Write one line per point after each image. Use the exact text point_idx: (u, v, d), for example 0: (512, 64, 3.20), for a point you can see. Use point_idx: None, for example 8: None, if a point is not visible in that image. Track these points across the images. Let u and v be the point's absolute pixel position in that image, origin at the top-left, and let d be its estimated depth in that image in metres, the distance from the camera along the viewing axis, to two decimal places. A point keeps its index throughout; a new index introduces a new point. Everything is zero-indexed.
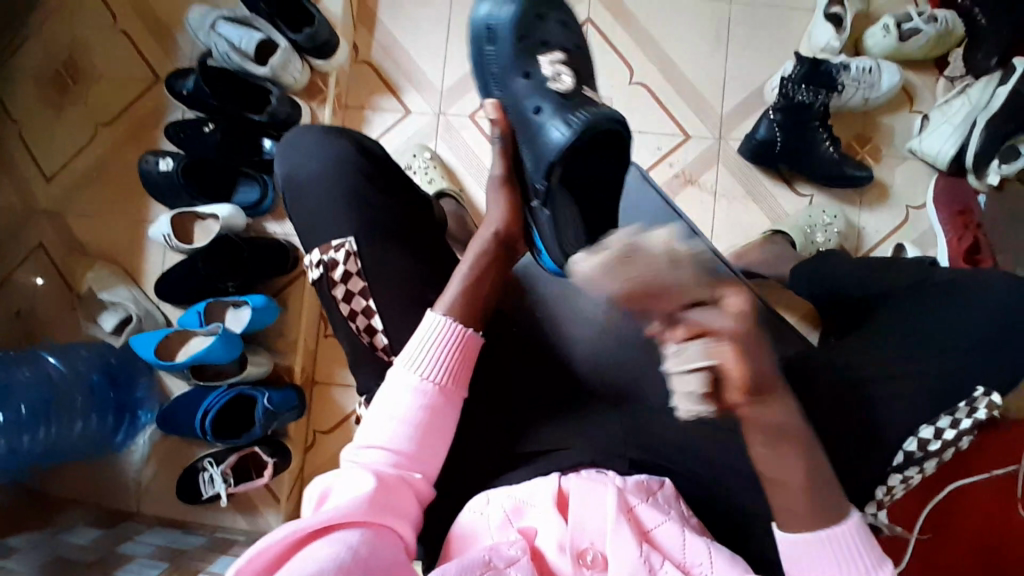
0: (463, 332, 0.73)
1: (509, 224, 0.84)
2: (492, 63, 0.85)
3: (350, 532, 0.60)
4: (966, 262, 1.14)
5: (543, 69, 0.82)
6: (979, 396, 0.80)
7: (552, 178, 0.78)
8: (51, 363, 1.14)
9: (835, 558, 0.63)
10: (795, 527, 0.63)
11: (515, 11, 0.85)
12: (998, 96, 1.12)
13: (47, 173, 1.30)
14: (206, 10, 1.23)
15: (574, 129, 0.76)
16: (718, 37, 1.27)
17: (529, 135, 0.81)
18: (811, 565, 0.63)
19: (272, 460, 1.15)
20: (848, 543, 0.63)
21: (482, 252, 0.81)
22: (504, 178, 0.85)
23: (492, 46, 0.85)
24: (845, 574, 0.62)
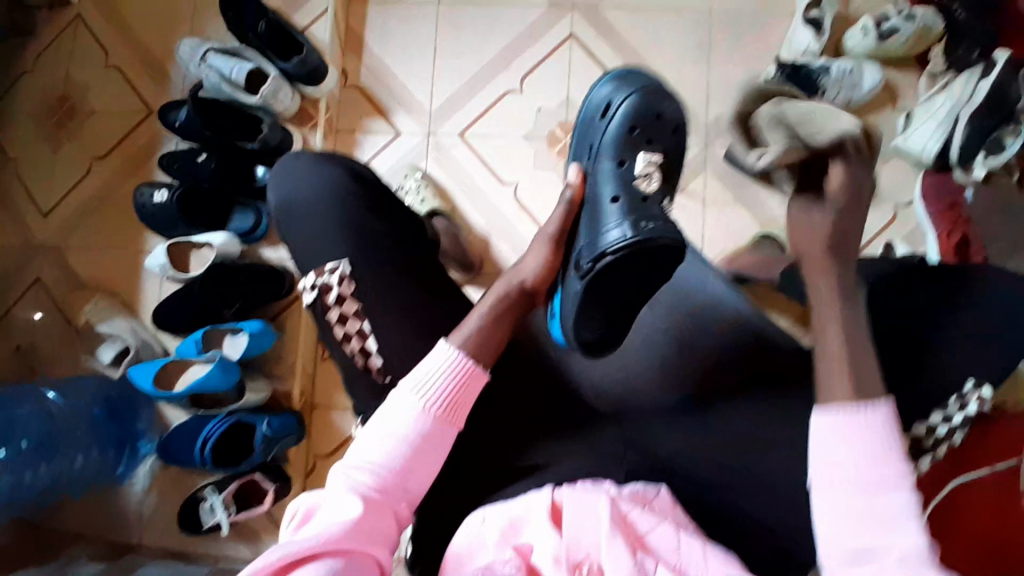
0: (471, 366, 0.73)
1: (539, 279, 0.80)
2: (595, 137, 0.81)
3: (332, 558, 0.60)
4: (955, 257, 1.13)
5: (636, 163, 0.78)
6: (970, 389, 0.81)
7: (597, 264, 0.72)
8: (51, 399, 1.15)
9: (860, 440, 0.59)
10: (830, 404, 0.62)
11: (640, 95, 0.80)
12: (980, 90, 1.12)
13: (44, 209, 1.32)
14: (197, 43, 1.26)
15: (637, 234, 0.70)
16: (700, 46, 1.29)
17: (593, 220, 0.77)
18: (836, 444, 0.60)
19: (274, 486, 1.16)
20: (877, 429, 0.60)
21: (505, 292, 0.79)
22: (555, 239, 0.81)
23: (601, 121, 0.81)
24: (869, 457, 0.59)
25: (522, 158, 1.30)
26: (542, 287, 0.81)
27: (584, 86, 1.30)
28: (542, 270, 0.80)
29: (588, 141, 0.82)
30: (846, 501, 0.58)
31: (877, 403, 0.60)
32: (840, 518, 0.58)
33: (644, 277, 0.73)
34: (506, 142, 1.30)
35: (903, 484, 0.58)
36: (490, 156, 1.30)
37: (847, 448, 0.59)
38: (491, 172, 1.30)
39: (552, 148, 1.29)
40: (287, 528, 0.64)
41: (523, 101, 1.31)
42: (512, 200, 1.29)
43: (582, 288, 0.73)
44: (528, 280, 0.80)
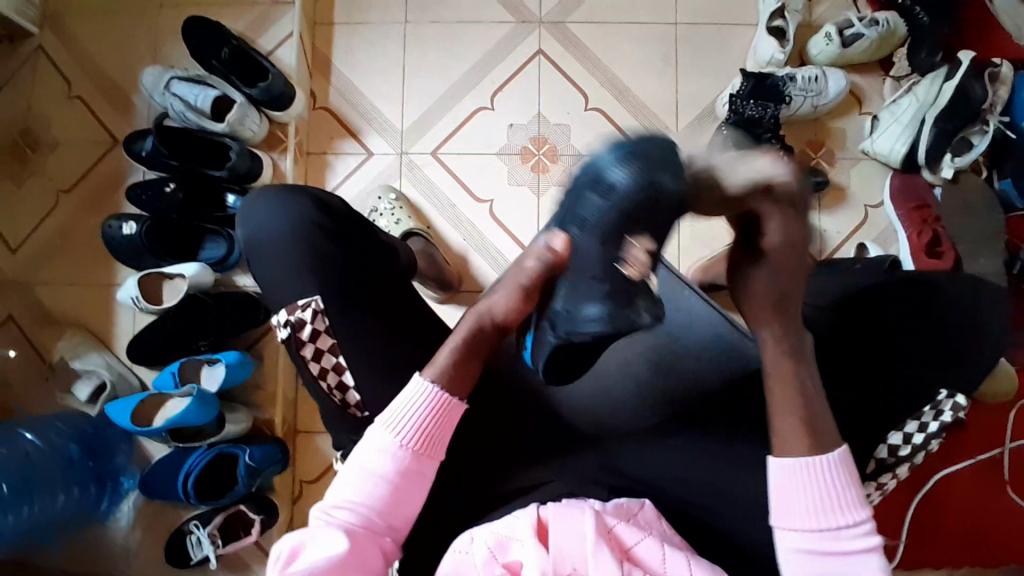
0: (446, 398, 0.71)
1: (510, 318, 0.76)
2: (585, 207, 0.65)
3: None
4: (928, 257, 1.16)
5: (630, 251, 0.63)
6: (944, 399, 0.87)
7: (571, 337, 0.66)
8: (26, 440, 1.12)
9: (818, 485, 0.63)
10: (789, 454, 0.64)
11: (642, 175, 0.62)
12: (945, 92, 1.14)
13: (10, 244, 1.30)
14: (159, 72, 1.25)
15: (613, 323, 0.62)
16: (666, 58, 1.30)
17: (571, 291, 0.66)
18: (798, 494, 0.63)
19: (259, 517, 1.14)
20: (833, 473, 0.63)
21: (477, 321, 0.76)
22: (528, 288, 0.73)
23: (597, 195, 0.64)
24: (830, 501, 0.63)
25: (494, 176, 1.29)
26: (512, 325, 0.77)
27: (554, 101, 1.30)
28: (511, 314, 0.75)
29: (575, 206, 0.67)
30: (807, 546, 0.63)
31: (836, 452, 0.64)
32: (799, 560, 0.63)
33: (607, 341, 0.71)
34: (477, 160, 1.30)
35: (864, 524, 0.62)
36: (463, 174, 1.30)
37: (804, 499, 0.63)
38: (465, 190, 1.30)
39: (524, 164, 1.29)
40: (271, 568, 0.64)
41: (494, 119, 1.31)
42: (488, 217, 1.29)
43: (553, 344, 0.67)
44: (497, 316, 0.76)
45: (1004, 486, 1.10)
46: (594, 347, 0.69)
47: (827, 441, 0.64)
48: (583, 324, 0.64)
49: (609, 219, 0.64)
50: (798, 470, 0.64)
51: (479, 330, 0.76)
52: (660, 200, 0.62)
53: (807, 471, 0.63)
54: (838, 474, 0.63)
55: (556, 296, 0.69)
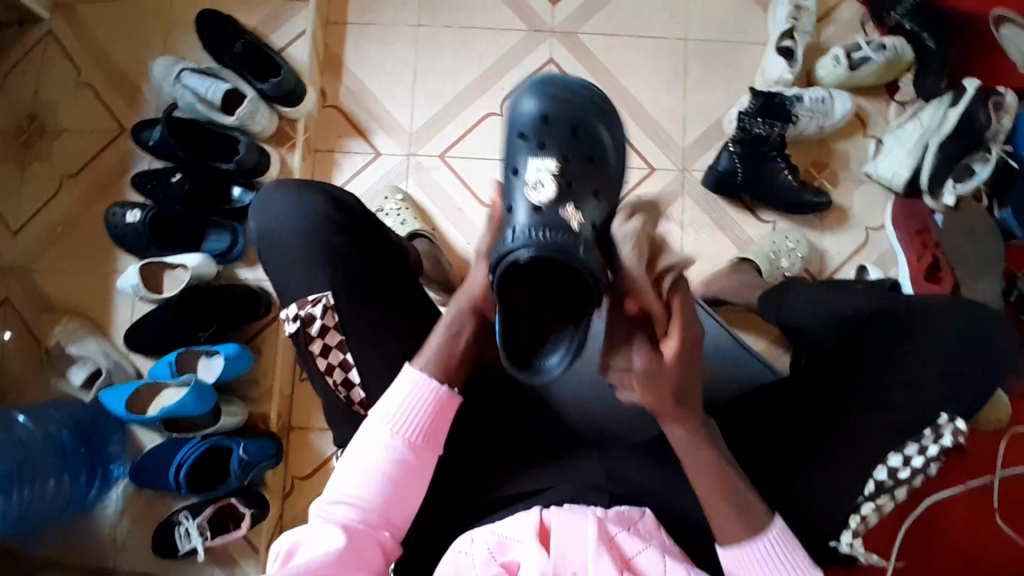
0: (442, 393, 0.72)
1: (482, 294, 0.72)
2: (512, 150, 0.73)
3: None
4: (927, 280, 1.16)
5: (530, 174, 0.70)
6: (944, 422, 0.81)
7: (497, 271, 0.64)
8: (20, 424, 1.13)
9: (770, 565, 0.68)
10: (728, 538, 0.69)
11: (551, 101, 0.75)
12: (949, 119, 1.15)
13: (13, 227, 1.29)
14: (171, 62, 1.26)
15: (532, 242, 0.62)
16: (675, 73, 1.31)
17: (500, 229, 0.68)
18: (748, 572, 0.69)
19: (249, 511, 1.13)
20: (782, 547, 0.69)
21: (457, 304, 0.73)
22: (483, 250, 0.70)
23: (517, 135, 0.74)
24: (782, 571, 0.68)
25: (501, 181, 1.30)
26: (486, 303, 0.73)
27: None
28: (484, 288, 0.72)
29: (508, 155, 0.75)
30: None
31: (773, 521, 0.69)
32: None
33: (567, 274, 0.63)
34: (484, 165, 1.31)
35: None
36: (469, 177, 1.31)
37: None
38: (471, 194, 1.30)
39: None
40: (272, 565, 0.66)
41: (502, 125, 1.31)
42: None
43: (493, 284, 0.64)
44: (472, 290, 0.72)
45: (992, 512, 1.11)
46: (534, 297, 0.64)
47: (760, 520, 0.69)
48: (508, 244, 0.64)
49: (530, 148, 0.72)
50: (743, 553, 0.69)
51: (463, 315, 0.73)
52: (574, 126, 0.74)
53: (754, 550, 0.68)
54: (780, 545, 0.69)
55: (502, 235, 0.65)
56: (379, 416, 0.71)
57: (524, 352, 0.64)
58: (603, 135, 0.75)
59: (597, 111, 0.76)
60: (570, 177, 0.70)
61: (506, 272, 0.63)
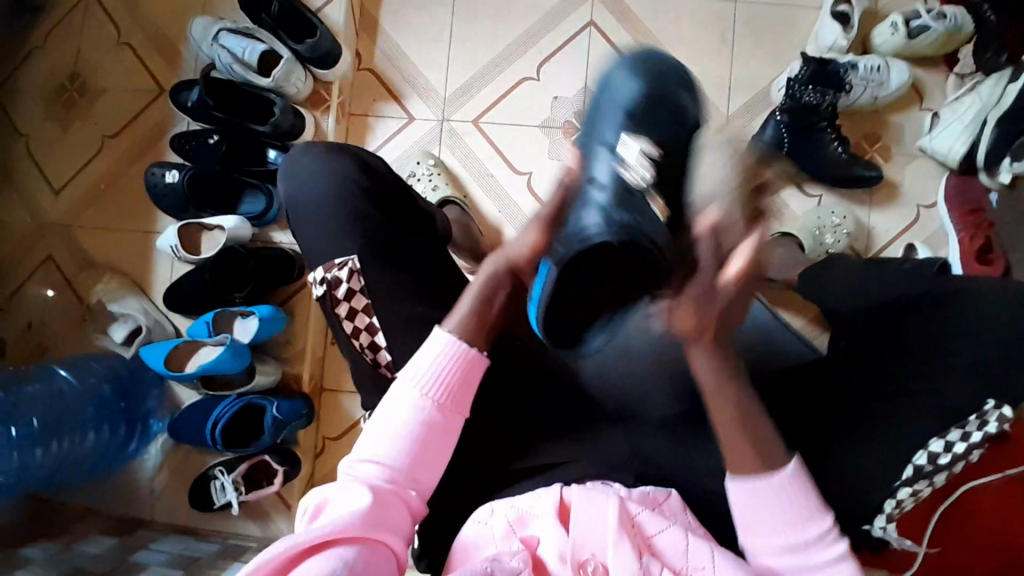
0: (470, 352, 0.73)
1: (523, 256, 0.74)
2: (596, 117, 0.74)
3: (344, 546, 0.61)
4: (978, 262, 1.11)
5: (627, 153, 0.68)
6: (991, 409, 0.79)
7: (567, 252, 0.62)
8: (61, 377, 1.15)
9: (778, 499, 0.66)
10: (743, 476, 0.67)
11: (647, 78, 0.74)
12: (1010, 93, 1.08)
13: (55, 187, 1.32)
14: (209, 23, 1.25)
15: (610, 226, 0.61)
16: (721, 38, 1.26)
17: (574, 203, 0.67)
18: (754, 510, 0.67)
19: (282, 468, 1.17)
20: (788, 487, 0.66)
21: (494, 270, 0.77)
22: (545, 220, 0.71)
23: (608, 101, 0.74)
24: (792, 514, 0.66)
25: (536, 148, 1.28)
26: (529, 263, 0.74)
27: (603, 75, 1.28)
28: (528, 251, 0.73)
29: (589, 120, 0.74)
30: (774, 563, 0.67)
31: (789, 465, 0.67)
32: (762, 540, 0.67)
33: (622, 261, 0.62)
34: (520, 131, 1.28)
35: (825, 535, 0.66)
36: (503, 144, 1.29)
37: (768, 516, 0.66)
38: (504, 161, 1.28)
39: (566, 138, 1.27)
40: (301, 522, 0.66)
41: (539, 91, 1.29)
42: (526, 190, 1.27)
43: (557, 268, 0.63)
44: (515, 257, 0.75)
45: None
46: (594, 280, 0.63)
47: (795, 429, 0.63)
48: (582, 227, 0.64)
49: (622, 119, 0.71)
50: (751, 488, 0.67)
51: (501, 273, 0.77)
52: (666, 102, 0.73)
53: (762, 487, 0.66)
54: (790, 484, 0.66)
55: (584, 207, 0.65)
56: (410, 375, 0.72)
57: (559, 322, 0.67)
58: (685, 100, 0.74)
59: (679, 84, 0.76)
60: (662, 161, 0.68)
61: (581, 253, 0.62)
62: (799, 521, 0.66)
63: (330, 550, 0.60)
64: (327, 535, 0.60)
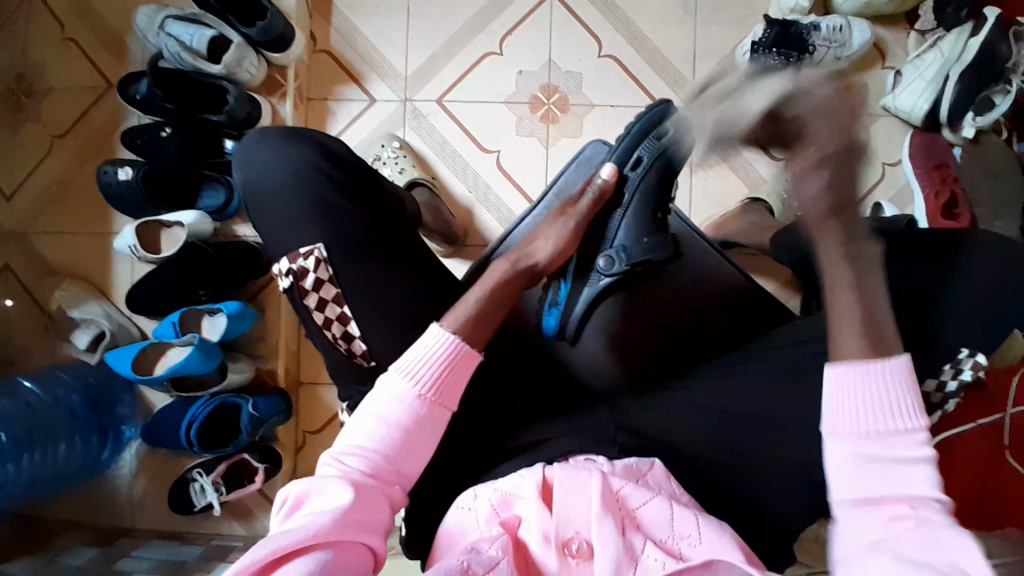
0: (463, 348, 0.72)
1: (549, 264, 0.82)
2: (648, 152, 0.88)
3: (321, 552, 0.59)
4: (945, 219, 1.12)
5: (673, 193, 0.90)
6: (965, 357, 0.82)
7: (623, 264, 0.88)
8: (27, 389, 1.11)
9: (876, 387, 0.63)
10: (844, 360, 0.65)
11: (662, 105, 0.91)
12: (971, 47, 1.08)
13: (7, 193, 1.26)
14: (154, 11, 1.19)
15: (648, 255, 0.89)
16: (685, 5, 1.24)
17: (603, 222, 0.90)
18: (850, 394, 0.64)
19: (263, 465, 1.15)
20: (898, 375, 0.64)
21: (513, 269, 0.80)
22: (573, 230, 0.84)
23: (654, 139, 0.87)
24: (888, 406, 0.63)
25: (502, 125, 1.25)
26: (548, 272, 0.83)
27: (567, 48, 1.25)
28: (553, 257, 0.82)
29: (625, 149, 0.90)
30: (862, 452, 0.62)
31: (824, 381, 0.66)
32: (861, 475, 0.62)
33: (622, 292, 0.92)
34: (486, 109, 1.26)
35: (917, 433, 0.62)
36: (469, 123, 1.26)
37: (868, 400, 0.63)
38: (471, 140, 1.26)
39: (534, 114, 1.25)
40: (277, 515, 0.64)
41: (503, 66, 1.26)
42: (495, 169, 1.25)
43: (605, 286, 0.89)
44: (540, 263, 0.82)
45: (1003, 449, 1.08)
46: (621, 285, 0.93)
47: None
48: (602, 261, 0.89)
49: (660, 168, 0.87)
50: (855, 367, 0.64)
51: (507, 275, 0.79)
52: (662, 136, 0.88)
53: (865, 369, 0.64)
54: (897, 375, 0.64)
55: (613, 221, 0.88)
56: (402, 368, 0.70)
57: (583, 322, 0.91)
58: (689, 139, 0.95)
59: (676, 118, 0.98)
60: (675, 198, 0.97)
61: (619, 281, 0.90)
62: (897, 410, 0.63)
63: (303, 557, 0.58)
64: (303, 539, 0.59)
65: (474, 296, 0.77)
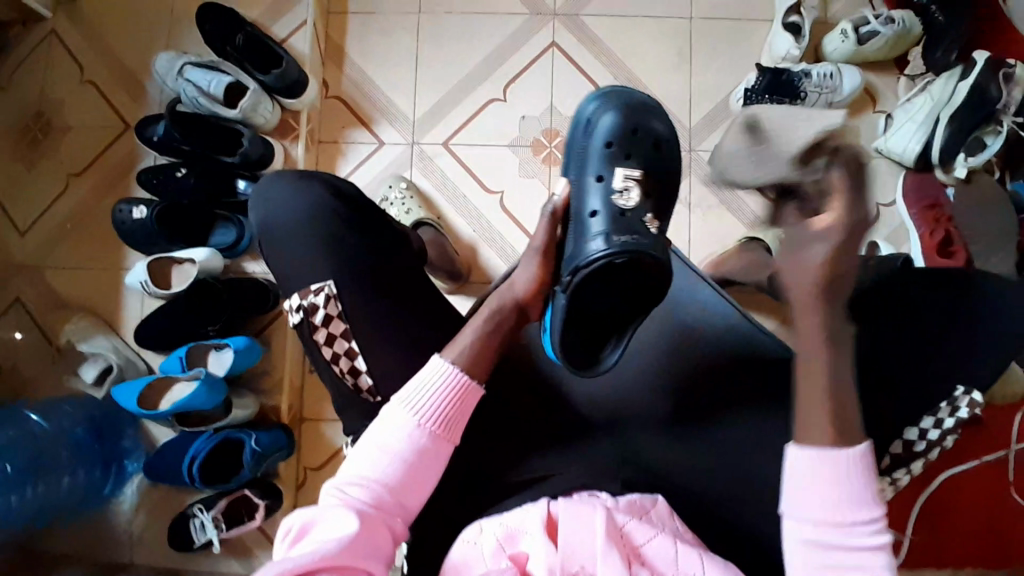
0: (466, 381, 0.73)
1: (530, 295, 0.80)
2: (581, 148, 0.84)
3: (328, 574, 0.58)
4: (941, 257, 1.14)
5: (615, 179, 0.80)
6: (960, 394, 0.83)
7: (575, 275, 0.71)
8: (34, 421, 1.12)
9: (833, 479, 0.59)
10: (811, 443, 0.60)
11: (621, 108, 0.84)
12: (960, 90, 1.12)
13: (21, 227, 1.30)
14: (174, 57, 1.25)
15: (610, 248, 0.70)
16: (681, 53, 1.30)
17: (577, 232, 0.77)
18: (807, 484, 0.59)
19: (265, 502, 1.14)
20: (849, 473, 0.59)
21: (498, 305, 0.79)
22: (542, 251, 0.81)
23: (585, 135, 0.85)
24: (840, 497, 0.58)
25: (507, 166, 1.29)
26: (536, 303, 0.81)
27: (568, 95, 1.30)
28: (532, 283, 0.80)
29: (577, 156, 0.84)
30: (810, 536, 0.59)
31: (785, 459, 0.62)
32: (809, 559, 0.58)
33: (615, 296, 0.72)
34: (489, 152, 1.30)
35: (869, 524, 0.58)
36: (474, 165, 1.30)
37: (822, 492, 0.59)
38: (475, 181, 1.29)
39: (536, 156, 1.29)
40: (280, 544, 0.63)
41: (507, 111, 1.30)
42: (499, 209, 1.28)
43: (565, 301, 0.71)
44: (518, 293, 0.80)
45: (1008, 486, 1.08)
46: (601, 307, 0.73)
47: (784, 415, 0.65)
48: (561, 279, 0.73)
49: (603, 156, 0.82)
50: (811, 461, 0.59)
51: (504, 305, 0.79)
52: (638, 131, 0.82)
53: (821, 465, 0.59)
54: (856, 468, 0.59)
55: (566, 243, 0.79)
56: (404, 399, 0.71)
57: (581, 356, 0.71)
58: (660, 127, 0.84)
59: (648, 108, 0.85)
60: (647, 182, 0.80)
61: (596, 274, 0.71)
62: (851, 505, 0.58)
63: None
64: (313, 561, 0.58)
65: (471, 327, 0.77)
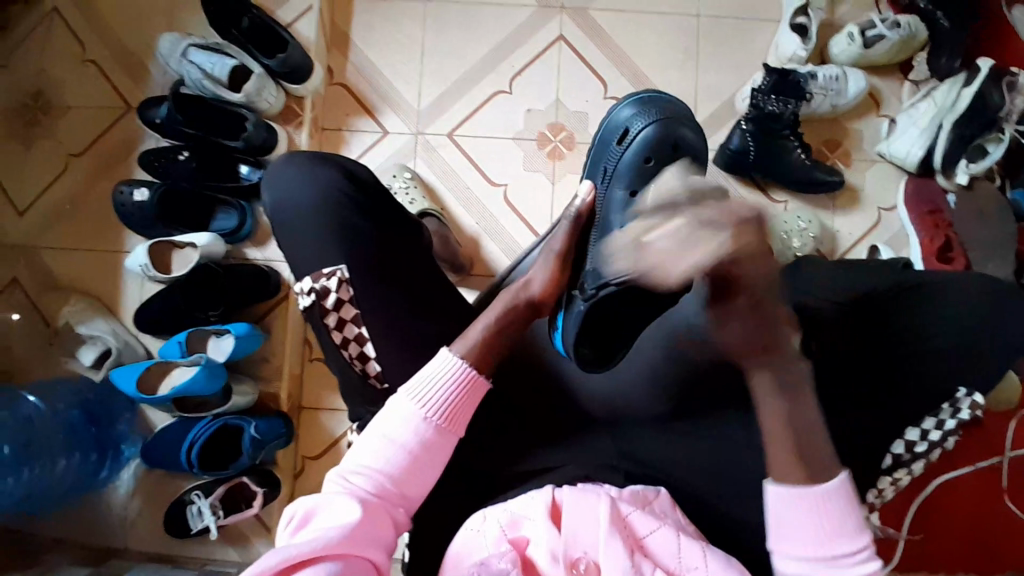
0: (472, 375, 0.72)
1: (545, 293, 0.81)
2: (610, 160, 0.86)
3: (329, 563, 0.60)
4: (939, 261, 1.16)
5: (646, 192, 0.81)
6: (962, 396, 0.82)
7: (600, 291, 0.75)
8: (31, 403, 1.11)
9: (816, 510, 0.64)
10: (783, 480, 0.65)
11: (658, 118, 0.85)
12: (963, 97, 1.14)
13: (19, 207, 1.28)
14: (177, 37, 1.22)
15: (631, 269, 0.73)
16: (688, 51, 1.30)
17: (600, 247, 0.79)
18: (791, 517, 0.64)
19: (262, 489, 1.14)
20: (832, 502, 0.64)
21: (511, 301, 0.80)
22: (561, 255, 0.83)
23: (618, 146, 0.86)
24: (826, 526, 0.63)
25: (511, 159, 1.29)
26: (548, 303, 0.82)
27: (574, 88, 1.30)
28: (547, 282, 0.82)
29: (608, 163, 0.86)
30: (803, 571, 0.64)
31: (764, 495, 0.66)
32: None
33: (627, 313, 0.78)
34: (494, 144, 1.30)
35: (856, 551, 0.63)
36: (478, 157, 1.30)
37: (806, 524, 0.64)
38: (479, 172, 1.29)
39: (541, 149, 1.29)
40: (283, 531, 0.64)
41: (512, 103, 1.30)
42: (502, 202, 1.28)
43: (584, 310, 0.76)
44: (533, 292, 0.81)
45: (1002, 494, 1.10)
46: (616, 317, 0.78)
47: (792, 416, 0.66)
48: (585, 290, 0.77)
49: (636, 172, 0.83)
50: (795, 496, 0.64)
51: (516, 303, 0.80)
52: (675, 146, 0.84)
53: (803, 499, 0.64)
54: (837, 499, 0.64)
55: (590, 255, 0.81)
56: (410, 390, 0.71)
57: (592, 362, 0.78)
58: (693, 140, 0.85)
59: (680, 122, 0.85)
60: None
61: (614, 295, 0.75)
62: (839, 533, 0.63)
63: (313, 568, 0.59)
64: (313, 550, 0.59)
65: (484, 318, 0.77)
